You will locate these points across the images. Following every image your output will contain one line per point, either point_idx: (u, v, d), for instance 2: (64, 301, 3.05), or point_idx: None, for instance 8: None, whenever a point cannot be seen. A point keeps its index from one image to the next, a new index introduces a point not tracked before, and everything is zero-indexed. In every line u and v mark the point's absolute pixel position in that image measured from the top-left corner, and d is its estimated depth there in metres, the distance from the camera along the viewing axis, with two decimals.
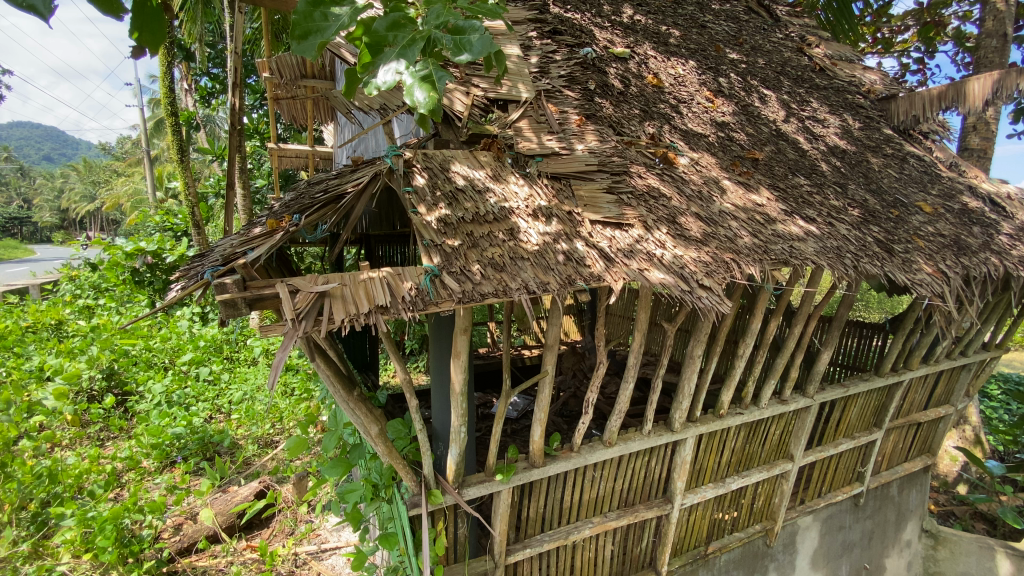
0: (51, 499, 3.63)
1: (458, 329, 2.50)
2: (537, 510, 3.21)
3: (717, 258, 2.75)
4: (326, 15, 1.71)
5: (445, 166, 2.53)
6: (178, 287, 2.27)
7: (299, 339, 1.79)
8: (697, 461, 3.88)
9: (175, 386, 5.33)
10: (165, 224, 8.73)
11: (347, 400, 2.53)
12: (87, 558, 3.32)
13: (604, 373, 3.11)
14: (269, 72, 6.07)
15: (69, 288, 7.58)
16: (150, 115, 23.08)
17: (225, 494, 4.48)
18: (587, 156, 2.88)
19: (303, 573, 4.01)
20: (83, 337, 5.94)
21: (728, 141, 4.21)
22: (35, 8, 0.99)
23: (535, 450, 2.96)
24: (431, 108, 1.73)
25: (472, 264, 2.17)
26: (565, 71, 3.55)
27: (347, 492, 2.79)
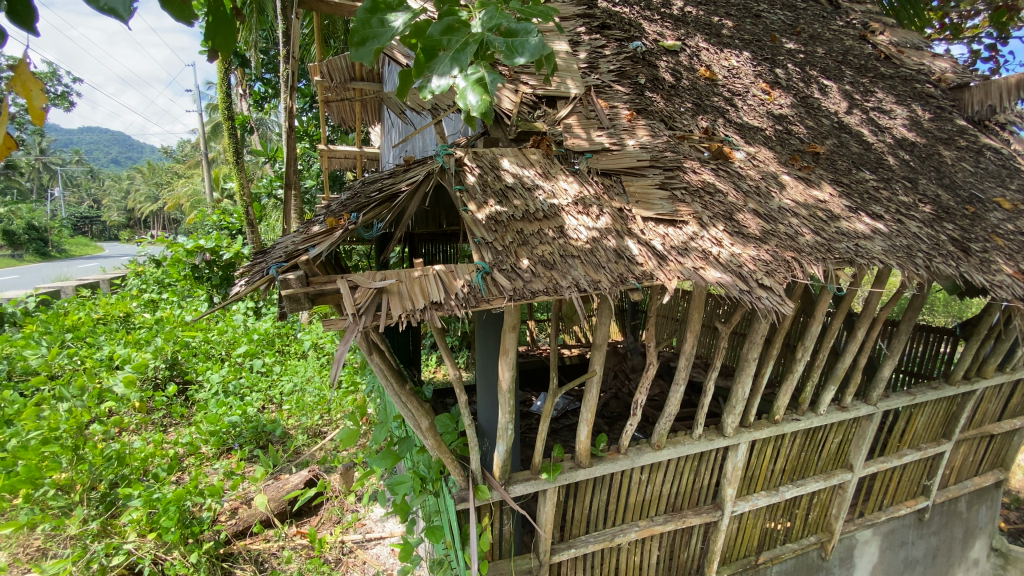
0: (119, 480, 3.85)
1: (506, 326, 2.49)
2: (582, 510, 3.16)
3: (778, 256, 2.63)
4: (383, 23, 1.73)
5: (495, 164, 2.52)
6: (243, 282, 2.36)
7: (359, 334, 1.82)
8: (749, 468, 3.73)
9: (231, 377, 5.59)
10: (222, 223, 9.17)
11: (399, 394, 2.58)
12: (152, 537, 3.53)
13: (654, 374, 3.03)
14: (321, 76, 6.31)
15: (135, 282, 8.08)
16: (208, 120, 24.32)
17: (277, 482, 4.66)
18: (638, 151, 2.81)
19: (350, 561, 4.12)
20: (148, 329, 6.32)
21: (786, 135, 4.02)
22: (116, 11, 1.03)
23: (582, 450, 2.92)
24: (483, 111, 1.72)
25: (522, 261, 2.16)
26: (615, 65, 3.48)
27: (396, 484, 2.84)
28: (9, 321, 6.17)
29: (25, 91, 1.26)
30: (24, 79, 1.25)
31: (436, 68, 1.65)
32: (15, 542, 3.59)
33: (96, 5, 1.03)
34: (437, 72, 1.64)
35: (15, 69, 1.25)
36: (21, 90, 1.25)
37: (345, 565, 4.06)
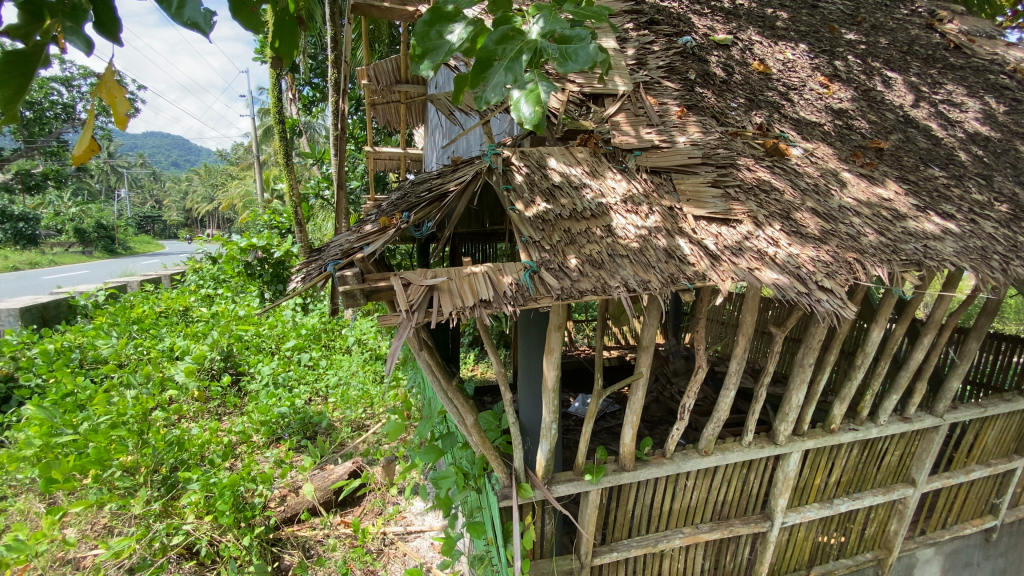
0: (178, 464, 4.05)
1: (551, 325, 2.47)
2: (625, 514, 3.10)
3: (839, 258, 2.50)
4: (441, 35, 1.74)
5: (542, 162, 2.52)
6: (300, 279, 2.43)
7: (411, 330, 1.84)
8: (802, 478, 3.57)
9: (281, 370, 5.80)
10: (273, 222, 9.56)
11: (445, 389, 2.62)
12: (209, 519, 3.71)
13: (703, 378, 2.95)
14: (368, 79, 6.56)
15: (194, 278, 8.55)
16: (261, 124, 25.44)
17: (323, 471, 4.82)
18: (689, 148, 2.73)
19: (391, 552, 4.21)
20: (205, 322, 6.66)
21: (846, 130, 3.83)
22: (198, 25, 1.08)
23: (627, 453, 2.87)
24: (535, 123, 1.73)
25: (570, 260, 2.14)
26: (664, 61, 3.41)
27: (439, 478, 2.84)
28: (83, 312, 6.72)
29: (111, 99, 1.35)
30: (110, 86, 1.33)
31: (491, 78, 1.65)
32: (84, 519, 3.84)
33: (181, 21, 1.08)
34: (492, 83, 1.64)
35: (102, 77, 1.33)
36: (107, 97, 1.34)
37: (386, 556, 4.16)
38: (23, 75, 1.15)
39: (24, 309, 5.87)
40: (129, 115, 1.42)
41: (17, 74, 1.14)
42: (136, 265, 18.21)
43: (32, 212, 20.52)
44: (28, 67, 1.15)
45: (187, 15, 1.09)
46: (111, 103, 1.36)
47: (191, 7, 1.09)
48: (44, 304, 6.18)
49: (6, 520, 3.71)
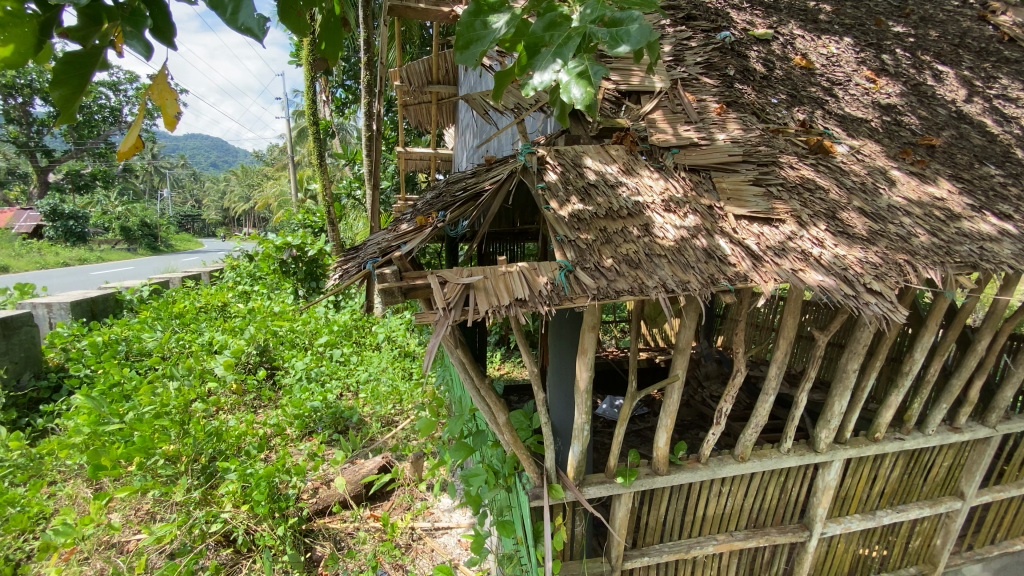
0: (216, 455, 4.19)
1: (585, 325, 2.45)
2: (657, 518, 3.05)
3: (888, 259, 2.40)
4: (486, 25, 1.72)
5: (577, 161, 2.49)
6: (339, 277, 2.47)
7: (447, 328, 1.84)
8: (843, 488, 3.44)
9: (314, 365, 5.93)
10: (306, 221, 9.80)
11: (478, 387, 2.63)
12: (246, 509, 3.81)
13: (740, 382, 2.87)
14: (400, 81, 6.81)
15: (232, 275, 8.82)
16: (296, 126, 26.10)
17: (354, 465, 4.90)
18: (729, 146, 2.67)
19: (419, 547, 4.25)
20: (242, 318, 6.87)
21: (895, 126, 3.67)
22: (252, 31, 1.11)
23: (660, 457, 2.81)
24: (588, 105, 1.62)
25: (606, 260, 2.11)
26: (702, 57, 3.34)
27: (470, 476, 2.85)
28: (129, 307, 7.00)
29: (162, 100, 1.40)
30: (161, 88, 1.39)
31: (538, 64, 1.62)
32: (129, 504, 4.00)
33: (235, 26, 1.12)
34: (538, 68, 1.61)
35: (155, 79, 1.38)
36: (159, 98, 1.40)
37: (414, 551, 4.20)
38: (81, 75, 1.21)
39: (75, 302, 6.14)
40: (179, 115, 1.48)
41: (75, 73, 1.20)
42: (176, 262, 18.93)
43: (82, 211, 21.54)
44: (85, 67, 1.21)
45: (241, 20, 1.12)
46: (163, 104, 1.42)
47: (245, 12, 1.12)
48: (93, 298, 6.46)
49: (57, 504, 3.90)
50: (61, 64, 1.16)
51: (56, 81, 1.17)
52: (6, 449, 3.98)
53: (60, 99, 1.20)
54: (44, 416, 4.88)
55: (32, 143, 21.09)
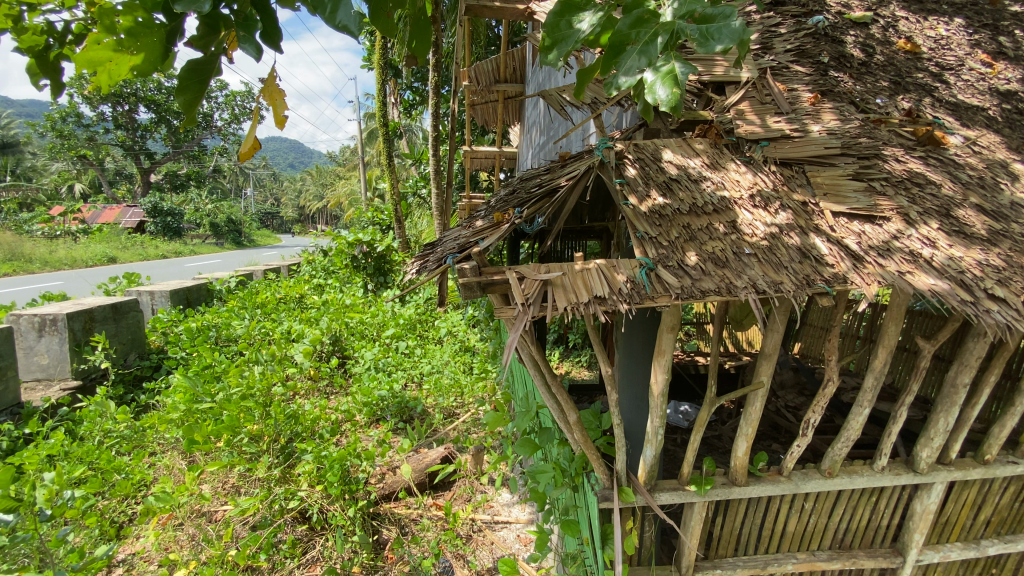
0: (293, 436, 4.41)
1: (663, 325, 2.37)
2: (731, 530, 2.90)
3: (1013, 263, 2.15)
4: (571, 24, 1.67)
5: (657, 155, 2.40)
6: (417, 271, 2.54)
7: (526, 323, 1.84)
8: (944, 512, 3.13)
9: (381, 356, 6.15)
10: (375, 218, 10.22)
11: (548, 384, 2.61)
12: (320, 489, 3.98)
13: (832, 392, 2.67)
14: (469, 80, 6.93)
15: (308, 269, 9.34)
16: (367, 128, 27.26)
17: (418, 454, 5.03)
18: (825, 137, 2.49)
19: (480, 539, 4.31)
20: (318, 309, 7.27)
21: (1017, 115, 3.28)
22: (348, 28, 1.17)
23: (739, 467, 2.67)
24: (674, 106, 1.54)
25: (690, 257, 2.03)
26: (793, 44, 3.14)
27: (538, 473, 2.83)
28: (218, 296, 7.57)
29: (272, 101, 1.57)
30: (272, 90, 1.55)
31: (623, 63, 1.52)
32: (218, 477, 4.30)
33: (333, 25, 1.18)
34: (624, 68, 1.51)
35: (265, 82, 1.54)
36: (269, 100, 1.57)
37: (475, 542, 4.26)
38: (202, 81, 1.33)
39: (174, 291, 6.70)
40: (286, 115, 1.65)
41: (198, 80, 1.31)
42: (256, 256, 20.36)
43: (178, 208, 23.59)
44: (205, 73, 1.32)
45: (338, 18, 1.18)
46: (272, 105, 1.59)
47: (344, 11, 1.17)
48: (188, 288, 7.02)
49: (157, 472, 4.29)
50: (186, 72, 1.28)
51: (181, 86, 1.28)
52: (115, 421, 4.41)
53: (184, 104, 1.33)
54: (146, 393, 5.37)
55: (137, 146, 23.31)
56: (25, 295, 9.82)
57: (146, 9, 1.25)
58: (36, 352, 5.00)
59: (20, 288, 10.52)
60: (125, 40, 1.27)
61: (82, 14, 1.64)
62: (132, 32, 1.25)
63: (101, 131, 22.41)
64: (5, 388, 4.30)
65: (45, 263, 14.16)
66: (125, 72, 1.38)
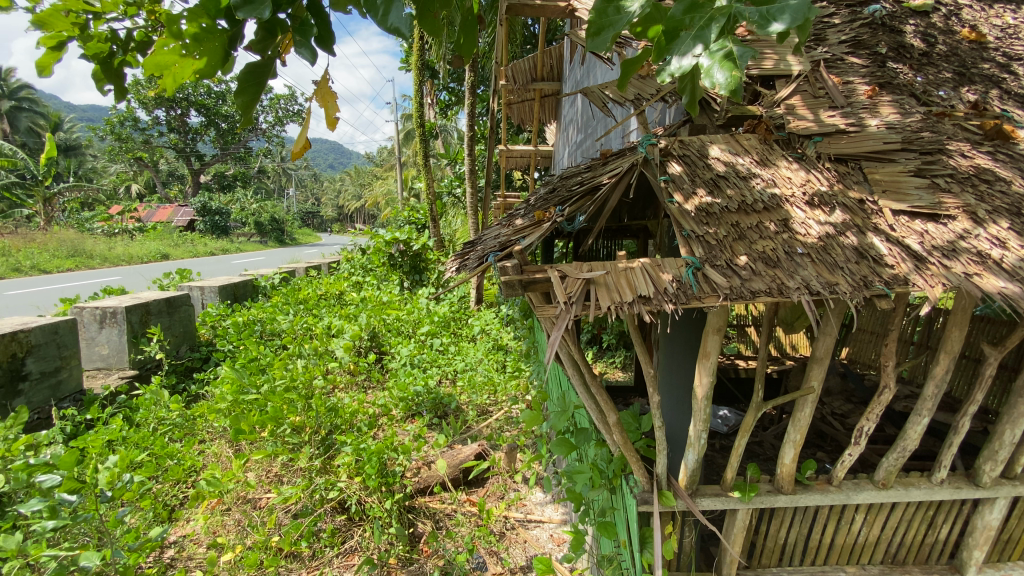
0: (333, 428, 4.50)
1: (709, 327, 2.32)
2: (775, 540, 2.81)
3: None
4: (619, 9, 1.60)
5: (703, 152, 2.35)
6: (458, 268, 2.57)
7: (569, 321, 1.84)
8: (1008, 530, 2.94)
9: (417, 352, 6.25)
10: (411, 218, 10.38)
11: (587, 385, 2.60)
12: (359, 481, 4.04)
13: (888, 400, 2.55)
14: (507, 79, 6.95)
15: (347, 268, 9.57)
16: (404, 129, 27.73)
17: (452, 450, 5.07)
18: (885, 132, 2.37)
19: (513, 537, 4.32)
20: (356, 306, 7.44)
21: None
22: (400, 31, 1.20)
23: (786, 474, 2.57)
24: (732, 91, 1.43)
25: (739, 257, 1.97)
26: (848, 35, 3.01)
27: (575, 473, 2.81)
28: (263, 292, 7.85)
29: (324, 102, 1.62)
30: (324, 92, 1.60)
31: (677, 49, 1.49)
32: (262, 465, 4.45)
33: (385, 26, 1.21)
34: (677, 53, 1.49)
35: (318, 84, 1.59)
36: (322, 101, 1.62)
37: (508, 540, 4.27)
38: (258, 83, 1.38)
39: (222, 286, 6.98)
40: (337, 116, 1.70)
41: (255, 81, 1.37)
42: (297, 254, 21.02)
43: (225, 207, 24.61)
44: (262, 75, 1.37)
45: (391, 20, 1.21)
46: (324, 105, 1.63)
47: (395, 13, 1.21)
48: (236, 284, 7.31)
49: (207, 459, 4.49)
50: (244, 75, 1.33)
51: (240, 90, 1.34)
52: (168, 409, 4.63)
53: (241, 105, 1.38)
54: (196, 383, 5.62)
55: (188, 149, 24.42)
56: (88, 289, 10.44)
57: (210, 15, 1.30)
58: (98, 343, 5.29)
59: (82, 283, 11.18)
60: (190, 45, 1.33)
61: (143, 21, 1.72)
62: (196, 37, 1.31)
63: (156, 134, 23.59)
64: (70, 376, 4.58)
65: (105, 260, 15.03)
66: (188, 74, 1.45)
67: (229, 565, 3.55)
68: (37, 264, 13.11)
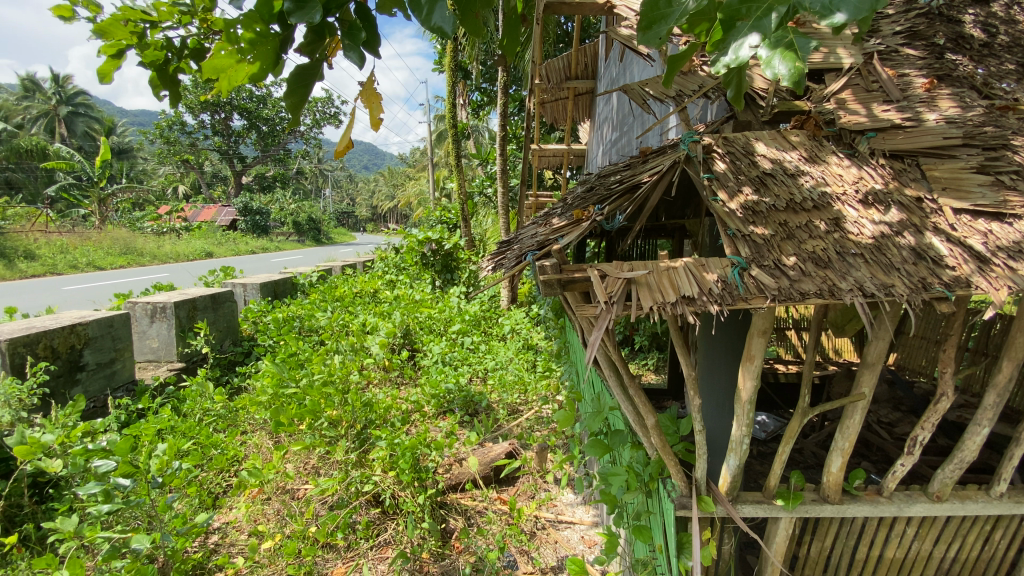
0: (368, 423, 4.59)
1: (753, 329, 2.27)
2: (820, 551, 2.71)
3: None
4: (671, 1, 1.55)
5: (748, 148, 2.28)
6: (495, 267, 2.59)
7: (610, 321, 1.82)
8: None
9: (448, 350, 6.31)
10: (443, 217, 10.49)
11: (625, 386, 2.58)
12: (392, 475, 4.10)
13: (945, 408, 2.42)
14: (541, 78, 6.94)
15: (381, 266, 9.75)
16: (436, 130, 28.06)
17: (484, 448, 5.10)
18: (944, 127, 2.26)
19: (544, 537, 4.31)
20: (390, 304, 7.56)
21: None
22: (446, 32, 1.21)
23: (832, 483, 2.48)
24: (794, 81, 1.43)
25: (788, 257, 1.91)
26: (903, 25, 2.87)
27: (610, 475, 2.78)
28: (302, 289, 8.08)
29: (369, 103, 1.65)
30: (369, 93, 1.63)
31: (731, 41, 1.43)
32: (300, 457, 4.58)
33: (429, 26, 1.23)
34: (732, 44, 1.43)
35: (364, 86, 1.63)
36: (366, 102, 1.65)
37: (539, 540, 4.26)
38: (307, 85, 1.42)
39: (263, 284, 7.22)
40: (381, 116, 1.73)
41: (304, 84, 1.41)
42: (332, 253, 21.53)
43: (266, 207, 25.43)
44: (310, 77, 1.41)
45: (435, 20, 1.23)
46: (369, 106, 1.66)
47: (439, 12, 1.22)
48: (276, 281, 7.54)
49: (248, 450, 4.66)
50: (294, 77, 1.38)
51: (290, 91, 1.39)
52: (213, 401, 4.81)
53: (291, 107, 1.42)
54: (239, 377, 5.83)
55: (231, 151, 25.35)
56: (140, 285, 10.96)
57: (264, 20, 1.34)
58: (149, 336, 5.55)
59: (132, 279, 11.73)
60: (244, 49, 1.38)
61: (196, 29, 1.81)
62: (251, 42, 1.36)
63: (202, 137, 24.56)
64: (123, 367, 4.82)
65: (154, 257, 15.78)
66: (242, 78, 1.51)
67: (269, 553, 3.67)
68: (93, 262, 13.86)
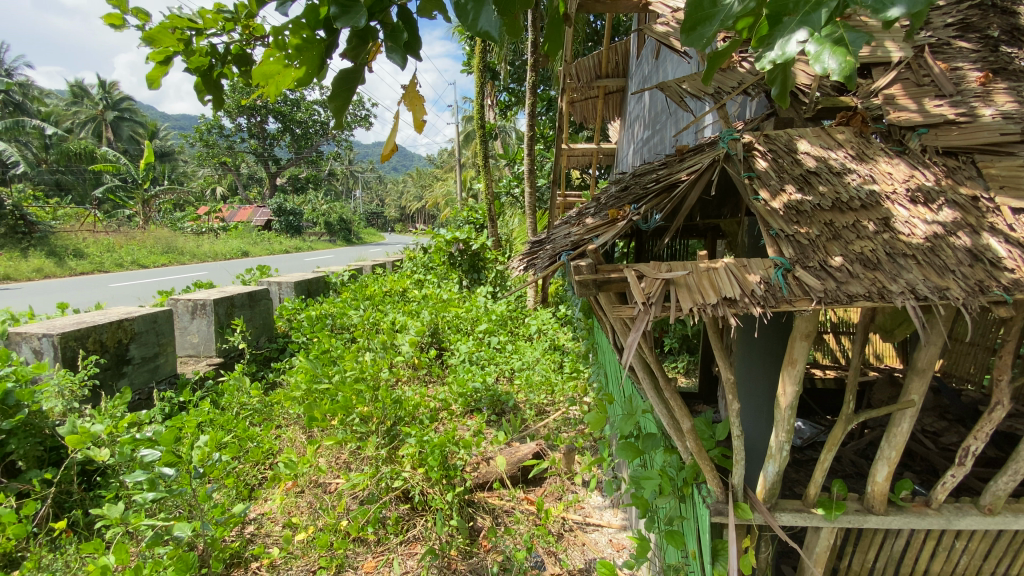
0: (397, 420, 4.65)
1: (796, 333, 2.21)
2: (862, 562, 2.61)
3: None
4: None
5: (791, 146, 2.22)
6: (528, 266, 2.60)
7: (648, 322, 1.80)
8: None
9: (475, 350, 6.35)
10: (471, 218, 10.55)
11: (662, 390, 2.54)
12: (421, 472, 4.15)
13: (1000, 417, 2.31)
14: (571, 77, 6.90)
15: (411, 266, 9.86)
16: (464, 131, 28.27)
17: (511, 448, 5.11)
18: (1001, 122, 2.16)
19: (572, 539, 4.30)
20: (419, 303, 7.65)
21: None
22: (490, 36, 1.22)
23: (876, 493, 2.40)
24: (845, 77, 1.38)
25: (834, 257, 1.85)
26: (956, 17, 2.75)
27: (643, 478, 2.75)
28: (333, 288, 8.25)
29: (410, 105, 1.68)
30: (411, 96, 1.67)
31: (779, 36, 1.40)
32: (332, 452, 4.68)
33: (475, 31, 1.24)
34: (778, 40, 1.39)
35: (406, 89, 1.66)
36: (408, 104, 1.68)
37: (566, 542, 4.25)
38: (350, 89, 1.45)
39: (297, 282, 7.40)
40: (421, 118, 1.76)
41: (347, 88, 1.44)
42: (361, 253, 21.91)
43: (299, 207, 26.07)
44: (353, 82, 1.45)
45: (480, 24, 1.24)
46: (410, 109, 1.70)
47: (485, 16, 1.24)
48: (309, 280, 7.72)
49: (283, 443, 4.79)
50: (338, 82, 1.41)
51: (335, 96, 1.43)
52: (250, 395, 4.96)
53: (335, 111, 1.46)
54: (273, 373, 5.99)
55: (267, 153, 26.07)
56: (180, 283, 11.36)
57: (310, 26, 1.38)
58: (190, 332, 5.75)
59: (172, 277, 12.16)
60: (292, 55, 1.42)
61: (239, 36, 1.87)
62: (297, 47, 1.39)
63: (239, 140, 25.33)
64: (166, 361, 5.01)
65: (194, 257, 16.35)
66: (288, 83, 1.55)
67: (302, 545, 3.76)
68: (138, 261, 14.44)
